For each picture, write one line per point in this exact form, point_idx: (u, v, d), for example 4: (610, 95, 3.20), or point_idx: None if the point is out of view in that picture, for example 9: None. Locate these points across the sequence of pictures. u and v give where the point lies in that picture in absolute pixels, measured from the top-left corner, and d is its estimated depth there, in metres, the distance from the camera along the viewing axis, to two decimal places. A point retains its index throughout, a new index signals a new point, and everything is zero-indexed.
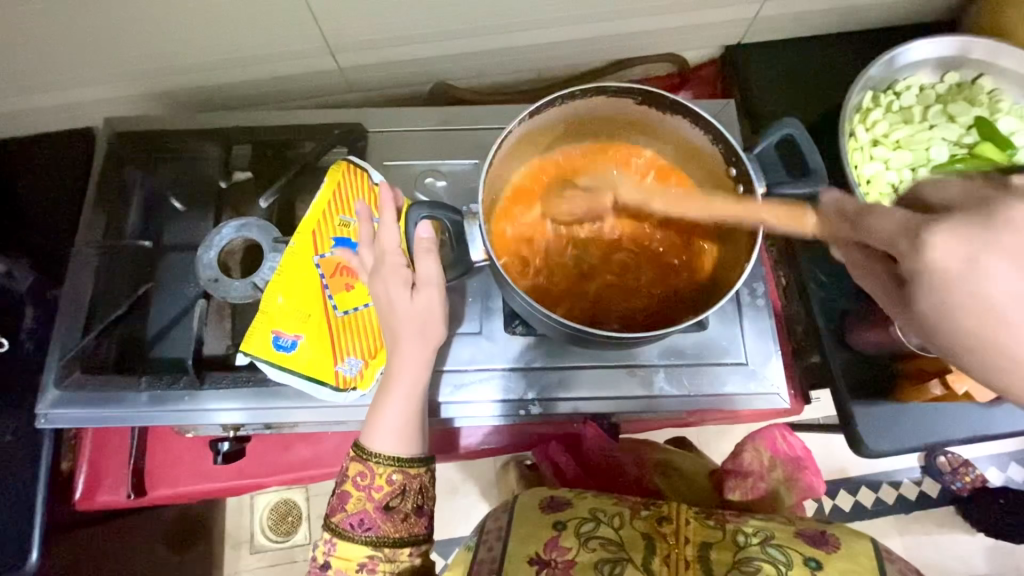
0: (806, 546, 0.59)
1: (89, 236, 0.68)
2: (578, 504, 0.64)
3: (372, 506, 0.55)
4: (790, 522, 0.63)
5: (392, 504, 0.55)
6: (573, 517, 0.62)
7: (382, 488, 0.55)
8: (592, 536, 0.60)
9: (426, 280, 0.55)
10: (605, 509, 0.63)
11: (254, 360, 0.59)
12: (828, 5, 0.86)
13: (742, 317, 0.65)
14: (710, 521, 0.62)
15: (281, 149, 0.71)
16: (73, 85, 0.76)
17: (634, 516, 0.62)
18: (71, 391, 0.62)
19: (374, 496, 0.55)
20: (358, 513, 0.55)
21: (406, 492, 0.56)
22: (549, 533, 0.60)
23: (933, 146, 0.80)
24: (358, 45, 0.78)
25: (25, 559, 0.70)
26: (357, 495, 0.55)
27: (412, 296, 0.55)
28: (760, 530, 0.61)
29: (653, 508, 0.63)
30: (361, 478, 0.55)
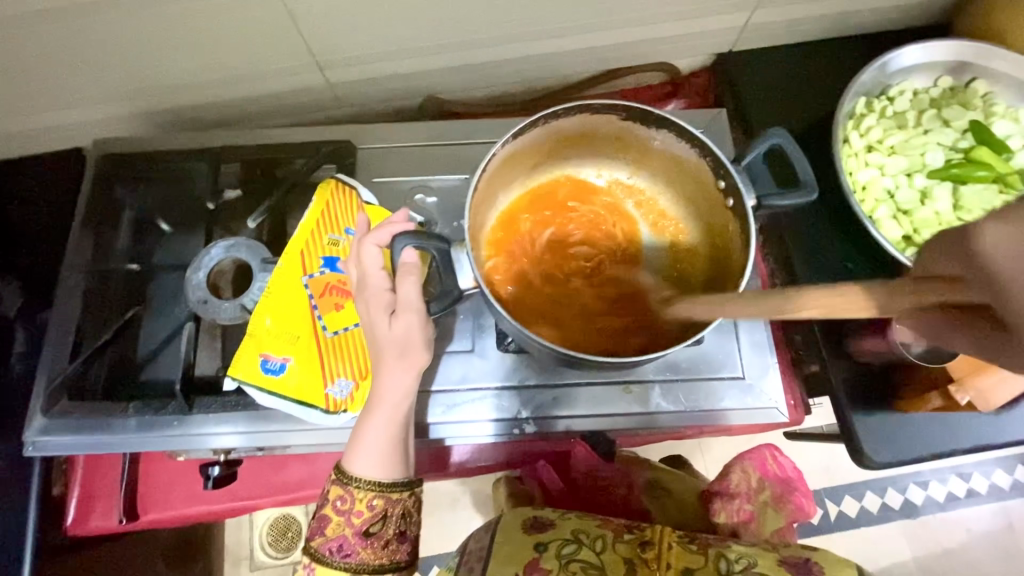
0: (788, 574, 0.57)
1: (78, 259, 0.68)
2: (562, 525, 0.63)
3: (352, 532, 0.54)
4: (773, 549, 0.61)
5: (372, 529, 0.54)
6: (554, 539, 0.61)
7: (362, 513, 0.54)
8: (572, 558, 0.59)
9: (406, 304, 0.53)
10: (587, 531, 0.62)
11: (241, 384, 0.58)
12: (816, 12, 0.86)
13: (738, 329, 0.64)
14: (692, 545, 0.60)
15: (270, 167, 0.71)
16: (62, 107, 0.76)
17: (616, 539, 0.61)
18: (58, 419, 0.61)
19: (355, 522, 0.54)
20: (338, 538, 0.54)
21: (388, 517, 0.54)
22: (530, 555, 0.59)
23: (929, 151, 0.79)
24: (348, 61, 0.78)
25: None
26: (336, 519, 0.54)
27: (391, 322, 0.54)
28: (742, 557, 0.59)
29: (637, 531, 0.62)
30: (342, 502, 0.54)
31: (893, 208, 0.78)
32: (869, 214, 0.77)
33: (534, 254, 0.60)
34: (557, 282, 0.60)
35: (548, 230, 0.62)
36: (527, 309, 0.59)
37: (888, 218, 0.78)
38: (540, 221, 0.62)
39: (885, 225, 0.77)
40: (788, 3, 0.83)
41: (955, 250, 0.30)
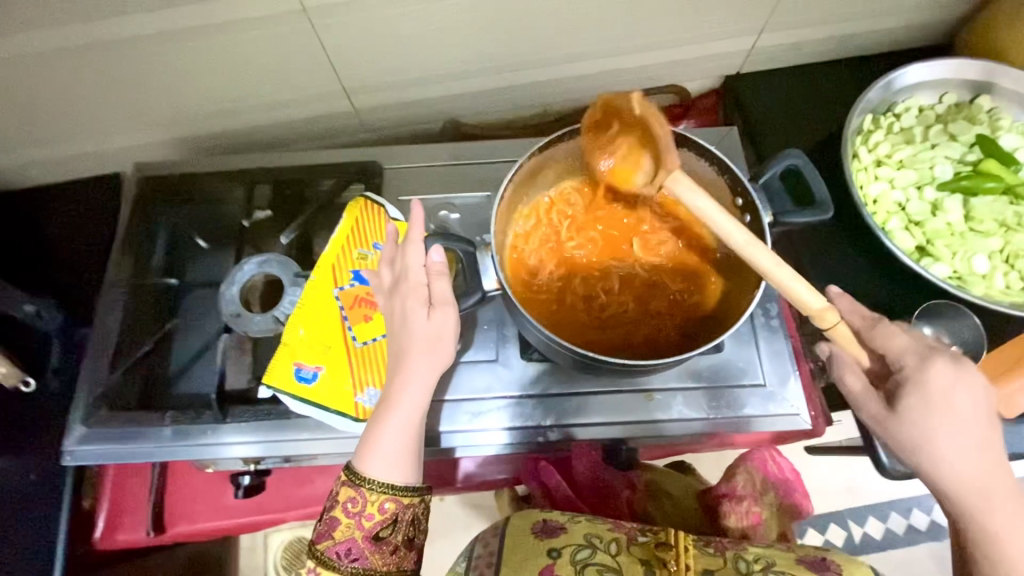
0: (807, 571, 0.56)
1: (118, 274, 0.71)
2: (573, 529, 0.62)
3: (361, 534, 0.54)
4: (790, 549, 0.60)
5: (382, 534, 0.55)
6: (567, 544, 0.60)
7: (374, 516, 0.54)
8: (588, 563, 0.57)
9: (441, 300, 0.56)
10: (600, 534, 0.61)
11: (276, 393, 0.59)
12: (819, 34, 0.89)
13: (757, 338, 0.65)
14: (708, 549, 0.60)
15: (298, 188, 0.74)
16: (106, 134, 0.81)
17: (631, 542, 0.60)
18: (98, 427, 0.63)
19: (365, 525, 0.54)
20: (346, 541, 0.54)
21: (398, 522, 0.55)
22: (543, 561, 0.58)
23: (937, 164, 0.81)
24: (373, 87, 0.82)
25: None
26: (347, 521, 0.54)
27: (427, 315, 0.55)
28: (761, 557, 0.58)
29: (649, 534, 0.61)
30: (353, 504, 0.54)
31: (904, 219, 0.80)
32: (881, 227, 0.79)
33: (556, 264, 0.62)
34: (583, 288, 0.61)
35: (572, 242, 0.63)
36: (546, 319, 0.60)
37: (901, 230, 0.79)
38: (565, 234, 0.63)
39: (898, 236, 0.78)
40: (793, 26, 0.87)
41: (912, 365, 0.49)
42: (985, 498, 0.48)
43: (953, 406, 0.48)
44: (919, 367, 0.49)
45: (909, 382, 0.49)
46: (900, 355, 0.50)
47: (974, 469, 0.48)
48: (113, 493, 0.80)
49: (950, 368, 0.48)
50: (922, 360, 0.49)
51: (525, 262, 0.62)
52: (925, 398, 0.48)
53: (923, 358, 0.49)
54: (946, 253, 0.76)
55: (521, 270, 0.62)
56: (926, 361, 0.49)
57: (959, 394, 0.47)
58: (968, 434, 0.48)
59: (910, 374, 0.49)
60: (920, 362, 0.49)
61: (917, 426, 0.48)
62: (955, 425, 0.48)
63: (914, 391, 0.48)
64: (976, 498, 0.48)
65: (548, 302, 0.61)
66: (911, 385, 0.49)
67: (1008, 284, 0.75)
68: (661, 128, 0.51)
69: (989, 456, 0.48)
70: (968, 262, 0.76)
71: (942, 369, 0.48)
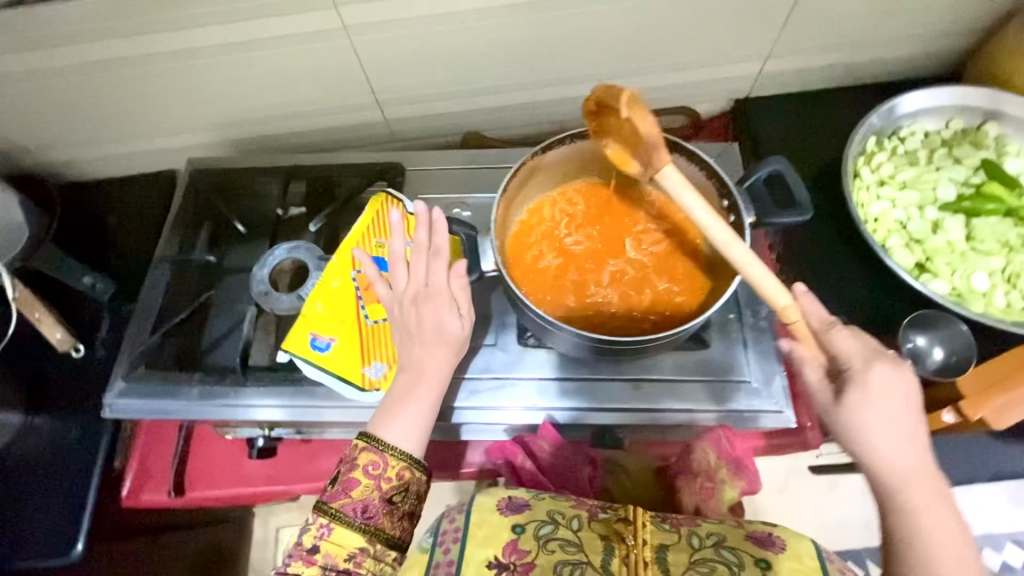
0: (754, 547, 0.61)
1: (166, 253, 0.80)
2: (537, 506, 0.65)
3: (378, 496, 0.56)
4: (740, 525, 0.65)
5: (395, 499, 0.57)
6: (530, 520, 0.63)
7: (391, 479, 0.57)
8: (551, 538, 0.61)
9: (466, 308, 0.63)
10: (562, 511, 0.64)
11: (293, 358, 0.65)
12: (826, 62, 0.93)
13: (746, 338, 0.67)
14: (665, 524, 0.64)
15: (329, 187, 0.82)
16: (167, 134, 0.92)
17: (591, 518, 0.64)
18: (136, 383, 0.70)
19: (382, 487, 0.57)
20: (363, 500, 0.56)
21: (410, 492, 0.58)
22: (508, 537, 0.62)
23: (940, 186, 0.83)
24: (403, 98, 0.90)
25: (70, 548, 0.76)
26: (366, 482, 0.56)
27: (458, 321, 0.61)
28: (712, 533, 0.63)
29: (610, 511, 0.65)
30: (373, 467, 0.56)
31: (906, 237, 0.81)
32: (881, 243, 0.80)
33: (553, 255, 0.67)
34: (574, 277, 0.66)
35: (569, 236, 0.68)
36: (541, 302, 0.65)
37: (901, 247, 0.80)
38: (563, 229, 0.69)
39: (898, 253, 0.80)
40: (799, 52, 0.91)
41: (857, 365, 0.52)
42: (911, 488, 0.50)
43: (892, 402, 0.51)
44: (861, 367, 0.52)
45: (853, 379, 0.51)
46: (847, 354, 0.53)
47: (903, 459, 0.50)
48: (141, 457, 0.85)
49: (888, 369, 0.51)
50: (865, 362, 0.52)
51: (525, 254, 0.68)
52: (864, 393, 0.51)
53: (867, 362, 0.52)
54: (945, 270, 0.77)
55: (520, 260, 0.67)
56: (870, 362, 0.51)
57: (897, 392, 0.51)
58: (900, 428, 0.51)
59: (855, 371, 0.52)
60: (863, 364, 0.52)
61: (855, 417, 0.51)
62: (888, 419, 0.50)
63: (858, 386, 0.51)
64: (903, 487, 0.50)
65: (541, 287, 0.66)
66: (857, 382, 0.51)
67: (1009, 303, 0.76)
68: (633, 121, 0.52)
69: (917, 449, 0.51)
70: (967, 279, 0.77)
71: (883, 368, 0.51)
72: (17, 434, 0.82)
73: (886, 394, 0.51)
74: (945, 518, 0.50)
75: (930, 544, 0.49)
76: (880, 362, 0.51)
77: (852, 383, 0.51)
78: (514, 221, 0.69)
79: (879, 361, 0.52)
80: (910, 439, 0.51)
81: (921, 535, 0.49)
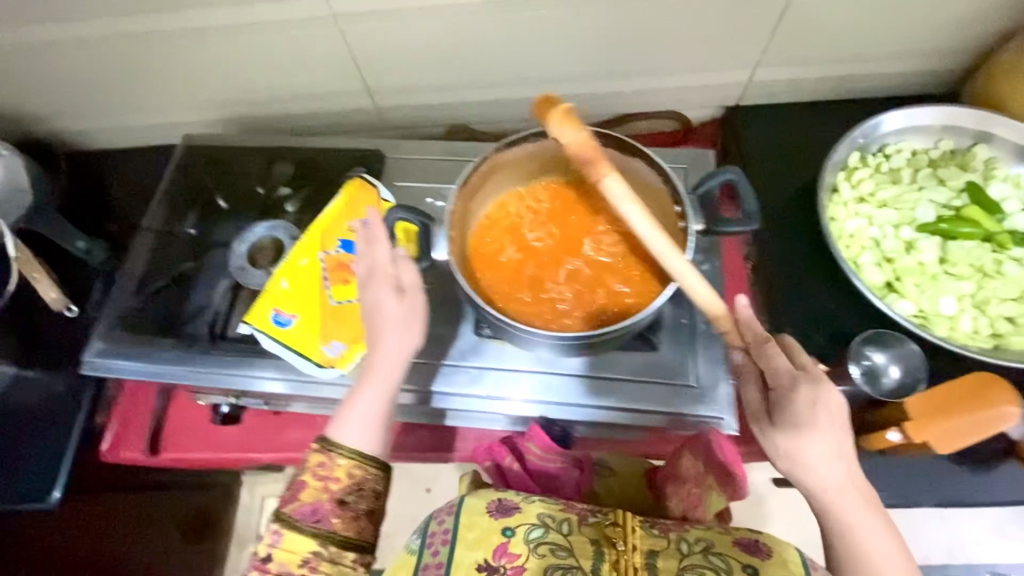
0: (743, 553, 0.53)
1: (153, 221, 0.84)
2: (528, 509, 0.58)
3: (327, 497, 0.57)
4: (727, 529, 0.57)
5: (347, 499, 0.57)
6: (520, 524, 0.56)
7: (340, 479, 0.58)
8: (542, 542, 0.55)
9: (410, 287, 0.63)
10: (552, 514, 0.57)
11: (254, 330, 0.68)
12: (818, 73, 0.92)
13: (695, 344, 0.69)
14: (653, 530, 0.56)
15: (312, 169, 0.85)
16: (168, 110, 0.96)
17: (582, 522, 0.57)
18: (112, 343, 0.74)
19: (331, 487, 0.57)
20: (312, 503, 0.57)
21: (362, 491, 0.58)
22: (496, 541, 0.55)
23: (920, 206, 0.82)
24: (392, 87, 0.92)
25: (48, 494, 0.80)
26: (314, 484, 0.57)
27: (398, 301, 0.62)
28: (700, 538, 0.55)
29: (601, 514, 0.58)
30: (321, 469, 0.58)
31: (878, 255, 0.80)
32: (851, 259, 0.80)
33: (513, 249, 0.69)
34: (532, 273, 0.68)
35: (531, 232, 0.70)
36: (496, 295, 0.67)
37: (871, 265, 0.80)
38: (525, 225, 0.70)
39: (867, 270, 0.80)
40: (791, 63, 0.90)
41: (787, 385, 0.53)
42: (840, 505, 0.51)
43: (819, 421, 0.52)
44: (789, 389, 0.53)
45: (780, 401, 0.53)
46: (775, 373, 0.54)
47: (834, 476, 0.52)
48: (123, 414, 0.90)
49: (813, 389, 0.53)
50: (793, 383, 0.53)
51: (486, 246, 0.70)
52: (789, 415, 0.53)
53: (794, 383, 0.53)
54: (912, 291, 0.77)
55: (480, 252, 0.69)
56: (796, 384, 0.53)
57: (823, 411, 0.52)
58: (829, 447, 0.52)
59: (785, 394, 0.53)
60: (791, 385, 0.53)
61: (786, 440, 0.52)
62: (817, 440, 0.51)
63: (783, 404, 0.53)
64: (831, 503, 0.52)
65: (497, 279, 0.68)
66: (786, 404, 0.53)
67: (975, 329, 0.75)
68: (561, 136, 0.54)
69: (845, 465, 0.52)
70: (935, 302, 0.76)
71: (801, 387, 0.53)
72: (10, 382, 0.87)
73: (811, 414, 0.52)
74: (879, 531, 0.51)
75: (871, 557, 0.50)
76: (806, 382, 0.53)
77: (784, 406, 0.53)
78: (479, 215, 0.71)
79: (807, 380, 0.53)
80: (841, 456, 0.52)
81: (862, 550, 0.50)
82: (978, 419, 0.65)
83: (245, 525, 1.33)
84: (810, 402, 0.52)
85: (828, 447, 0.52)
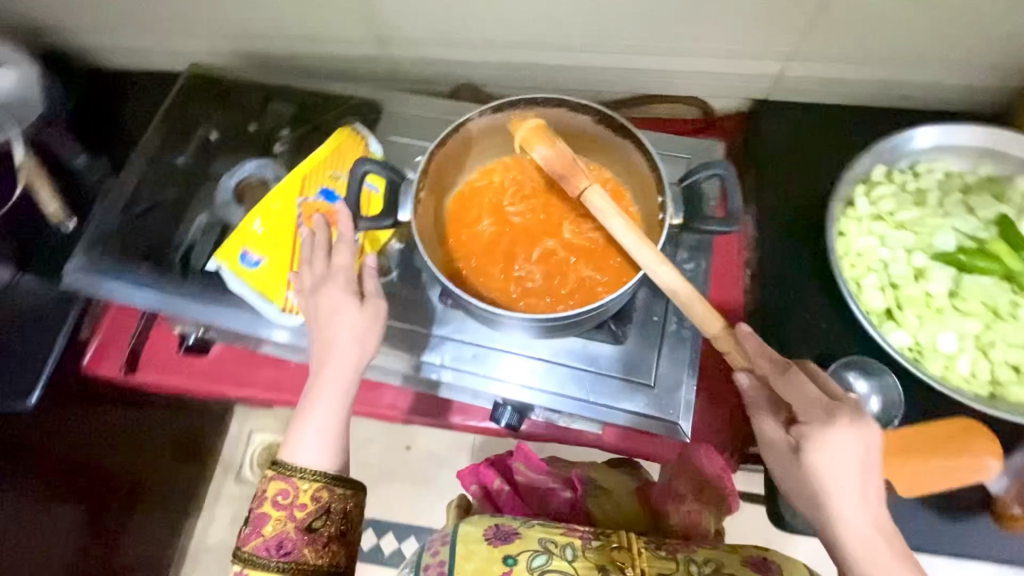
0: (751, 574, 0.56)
1: (147, 146, 0.84)
2: (527, 534, 0.59)
3: (293, 527, 0.57)
4: (736, 548, 0.60)
5: (314, 525, 0.57)
6: (522, 550, 0.57)
7: (304, 507, 0.57)
8: (545, 571, 0.56)
9: (372, 293, 0.61)
10: (554, 540, 0.59)
11: (222, 267, 0.68)
12: (856, 75, 0.85)
13: (661, 343, 0.68)
14: (661, 551, 0.59)
15: (310, 114, 0.85)
16: (178, 36, 0.95)
17: (586, 547, 0.58)
18: (90, 259, 0.76)
19: (296, 516, 0.57)
20: (277, 536, 0.56)
21: (329, 514, 0.58)
22: (499, 569, 0.56)
23: (940, 233, 0.76)
24: (400, 38, 0.89)
25: (25, 398, 0.78)
26: (277, 515, 0.57)
27: (357, 307, 0.60)
28: (710, 559, 0.58)
29: (604, 538, 0.59)
30: (282, 497, 0.57)
31: (883, 279, 0.75)
32: (852, 280, 0.75)
33: (489, 218, 0.67)
34: (505, 246, 0.65)
35: (510, 204, 0.67)
36: (463, 264, 0.65)
37: (874, 289, 0.74)
38: (505, 196, 0.68)
39: (868, 294, 0.74)
40: (827, 60, 0.83)
41: (816, 413, 0.49)
42: (863, 555, 0.47)
43: (850, 459, 0.48)
44: (822, 422, 0.49)
45: (811, 433, 0.49)
46: (809, 406, 0.50)
47: (858, 519, 0.48)
48: (106, 334, 0.92)
49: (851, 424, 0.49)
50: (826, 414, 0.49)
51: (463, 213, 0.67)
52: (820, 447, 0.49)
53: (830, 417, 0.49)
54: (911, 322, 0.72)
55: (456, 218, 0.67)
56: (831, 416, 0.49)
57: (857, 447, 0.48)
58: (854, 487, 0.48)
59: (820, 430, 0.48)
60: (825, 417, 0.49)
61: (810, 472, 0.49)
62: (844, 477, 0.48)
63: (820, 441, 0.48)
64: (862, 560, 0.47)
65: (467, 249, 0.66)
66: (816, 436, 0.49)
67: (973, 372, 0.70)
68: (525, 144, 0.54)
69: (871, 507, 0.49)
70: (933, 337, 0.71)
71: (846, 424, 0.48)
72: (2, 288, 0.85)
73: (843, 449, 0.48)
74: None
75: None
76: (842, 414, 0.49)
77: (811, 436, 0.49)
78: (461, 181, 0.68)
79: (840, 414, 0.49)
80: (866, 495, 0.49)
81: None
82: (953, 466, 0.63)
83: (231, 453, 1.39)
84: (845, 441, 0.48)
85: (853, 485, 0.48)
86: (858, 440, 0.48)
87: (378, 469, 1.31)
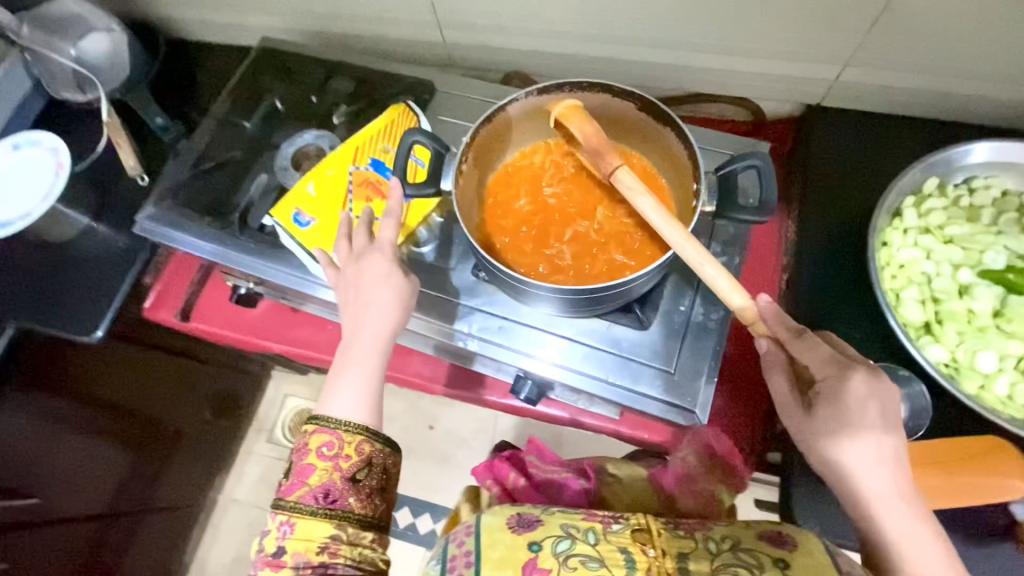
0: (768, 547, 0.56)
1: (218, 110, 0.90)
2: (549, 521, 0.61)
3: (339, 476, 0.59)
4: (750, 522, 0.60)
5: (359, 476, 0.59)
6: (546, 536, 0.59)
7: (349, 458, 0.60)
8: (570, 554, 0.57)
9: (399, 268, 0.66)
10: (576, 525, 0.60)
11: (275, 223, 0.73)
12: (916, 85, 0.82)
13: (685, 333, 0.69)
14: (678, 530, 0.60)
15: (367, 91, 0.89)
16: (252, 12, 1.01)
17: (606, 531, 0.60)
18: (160, 209, 0.82)
19: (342, 466, 0.59)
20: (324, 484, 0.58)
21: (371, 466, 0.60)
22: (525, 556, 0.57)
23: (990, 251, 0.73)
24: (458, 23, 0.92)
25: (93, 331, 0.85)
26: (323, 465, 0.59)
27: (386, 279, 0.65)
28: (727, 536, 0.58)
29: (624, 521, 0.61)
30: (328, 449, 0.59)
31: (924, 292, 0.73)
32: (890, 290, 0.74)
33: (526, 196, 0.69)
34: (540, 224, 0.68)
35: (548, 185, 0.70)
36: (498, 238, 0.68)
37: (913, 301, 0.73)
38: (543, 177, 0.70)
39: (906, 305, 0.73)
40: (886, 68, 0.81)
41: (831, 371, 0.53)
42: (882, 509, 0.51)
43: (864, 416, 0.52)
44: (837, 379, 0.53)
45: (827, 387, 0.53)
46: (823, 365, 0.54)
47: (875, 475, 0.51)
48: (166, 280, 0.96)
49: (865, 382, 0.52)
50: (840, 370, 0.53)
51: (503, 190, 0.70)
52: (835, 403, 0.52)
53: (843, 374, 0.53)
54: (948, 338, 0.70)
55: (494, 194, 0.70)
56: (846, 374, 0.52)
57: (871, 405, 0.52)
58: (870, 443, 0.51)
59: (836, 387, 0.52)
60: (840, 374, 0.53)
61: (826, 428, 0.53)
62: (858, 434, 0.51)
63: (835, 398, 0.52)
64: (880, 514, 0.51)
65: (503, 223, 0.68)
66: (830, 392, 0.53)
67: (1011, 395, 0.68)
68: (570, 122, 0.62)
69: (888, 464, 0.51)
70: (971, 355, 0.69)
71: (859, 380, 0.52)
72: (82, 231, 0.93)
73: (858, 405, 0.52)
74: (916, 530, 0.50)
75: (908, 554, 0.50)
76: (856, 373, 0.52)
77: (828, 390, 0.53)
78: (504, 160, 0.71)
79: (853, 372, 0.52)
80: (884, 451, 0.52)
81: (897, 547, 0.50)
82: (983, 483, 0.64)
83: (266, 413, 1.47)
84: (861, 393, 0.52)
85: (869, 443, 0.51)
86: (869, 396, 0.52)
87: (401, 443, 1.35)
